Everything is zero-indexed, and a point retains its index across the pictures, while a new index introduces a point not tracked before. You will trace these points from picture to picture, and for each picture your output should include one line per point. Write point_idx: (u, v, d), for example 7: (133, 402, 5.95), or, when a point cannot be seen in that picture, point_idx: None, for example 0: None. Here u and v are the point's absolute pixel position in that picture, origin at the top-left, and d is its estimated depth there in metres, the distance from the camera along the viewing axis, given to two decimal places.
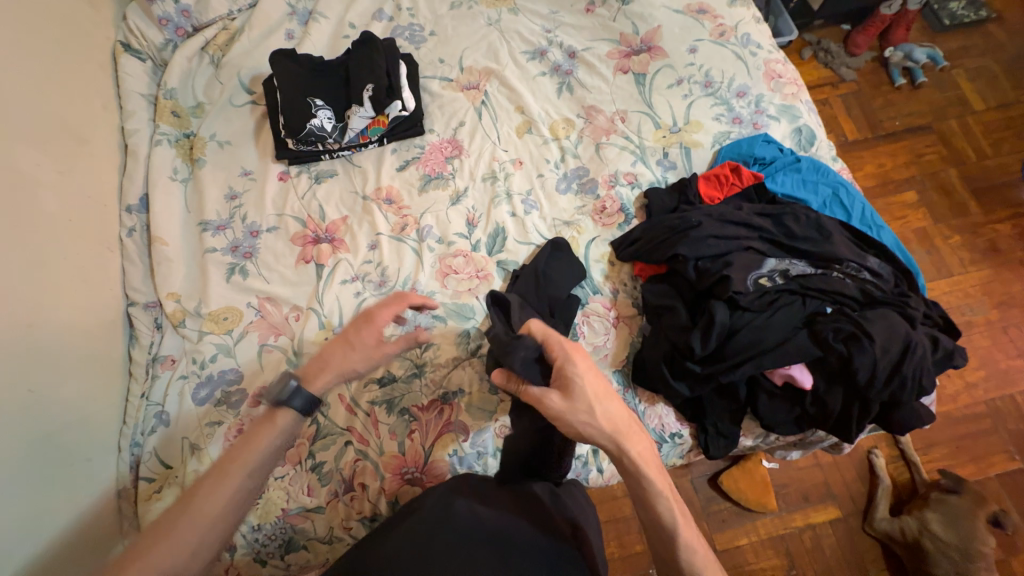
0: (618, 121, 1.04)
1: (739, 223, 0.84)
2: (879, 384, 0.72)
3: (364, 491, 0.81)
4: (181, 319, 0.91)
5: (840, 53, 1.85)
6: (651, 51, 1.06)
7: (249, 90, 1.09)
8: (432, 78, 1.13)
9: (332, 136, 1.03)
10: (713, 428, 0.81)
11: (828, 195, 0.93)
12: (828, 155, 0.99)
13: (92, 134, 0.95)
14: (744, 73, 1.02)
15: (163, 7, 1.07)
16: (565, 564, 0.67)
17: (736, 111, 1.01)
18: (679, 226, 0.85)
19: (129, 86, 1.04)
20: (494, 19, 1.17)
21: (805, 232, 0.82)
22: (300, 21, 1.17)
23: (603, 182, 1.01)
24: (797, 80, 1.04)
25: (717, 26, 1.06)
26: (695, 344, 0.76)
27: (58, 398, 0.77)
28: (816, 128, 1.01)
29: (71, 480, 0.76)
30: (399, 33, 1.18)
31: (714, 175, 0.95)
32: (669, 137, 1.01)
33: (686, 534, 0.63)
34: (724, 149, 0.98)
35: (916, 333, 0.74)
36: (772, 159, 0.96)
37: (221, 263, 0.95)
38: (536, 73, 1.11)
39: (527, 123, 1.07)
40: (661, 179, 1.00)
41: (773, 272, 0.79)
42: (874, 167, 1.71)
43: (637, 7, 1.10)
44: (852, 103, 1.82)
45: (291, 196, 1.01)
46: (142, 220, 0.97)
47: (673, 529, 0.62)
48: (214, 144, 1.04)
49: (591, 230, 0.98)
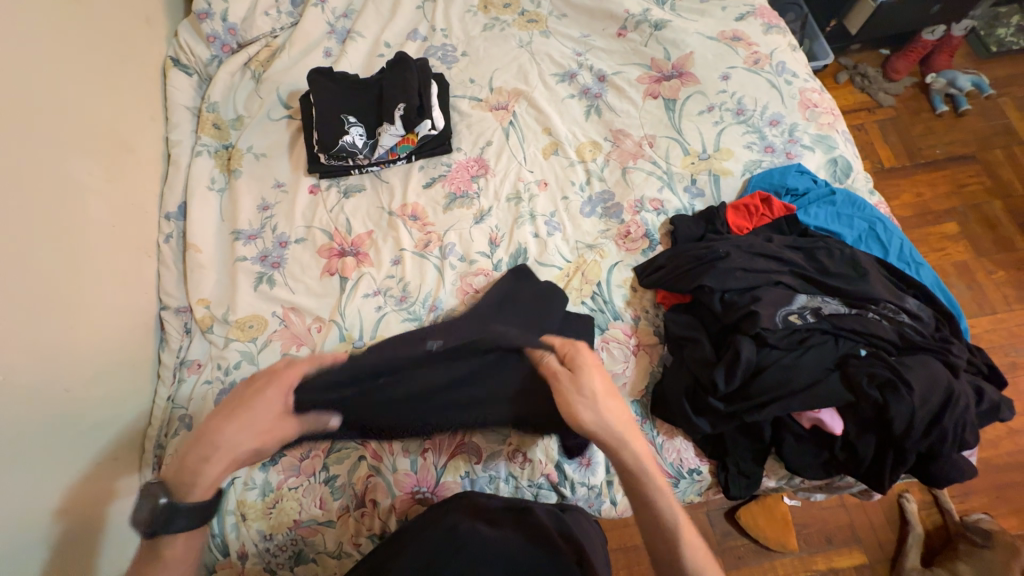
0: (646, 146, 1.03)
1: (769, 256, 0.81)
2: (916, 434, 0.68)
3: (375, 508, 0.81)
4: (209, 325, 0.94)
5: (877, 78, 1.81)
6: (682, 77, 1.05)
7: (286, 105, 1.13)
8: (462, 97, 1.15)
9: (362, 152, 1.05)
10: (734, 467, 0.78)
11: (864, 229, 0.91)
12: (864, 188, 0.96)
13: (139, 144, 1.00)
14: (778, 102, 1.00)
15: (212, 25, 1.13)
16: None
17: (769, 139, 0.99)
18: (706, 256, 0.84)
19: (176, 99, 1.10)
20: (526, 42, 1.19)
21: (839, 268, 0.79)
22: (338, 40, 1.21)
23: (628, 207, 1.00)
24: (834, 109, 1.01)
25: (752, 53, 1.04)
26: (718, 380, 0.74)
27: (89, 399, 0.79)
28: (852, 159, 0.99)
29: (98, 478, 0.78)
30: (432, 52, 1.21)
31: (743, 206, 0.93)
32: (697, 164, 1.00)
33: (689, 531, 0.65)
34: (755, 178, 0.96)
35: (958, 383, 0.70)
36: (806, 191, 0.94)
37: (251, 271, 0.98)
38: (565, 96, 1.12)
39: (554, 145, 1.08)
40: (688, 206, 0.98)
41: (804, 309, 0.75)
42: (911, 195, 1.65)
43: (670, 32, 1.09)
44: (889, 130, 1.76)
45: (320, 209, 1.03)
46: (179, 228, 1.01)
47: (674, 525, 0.65)
48: (250, 156, 1.08)
49: (614, 254, 0.97)
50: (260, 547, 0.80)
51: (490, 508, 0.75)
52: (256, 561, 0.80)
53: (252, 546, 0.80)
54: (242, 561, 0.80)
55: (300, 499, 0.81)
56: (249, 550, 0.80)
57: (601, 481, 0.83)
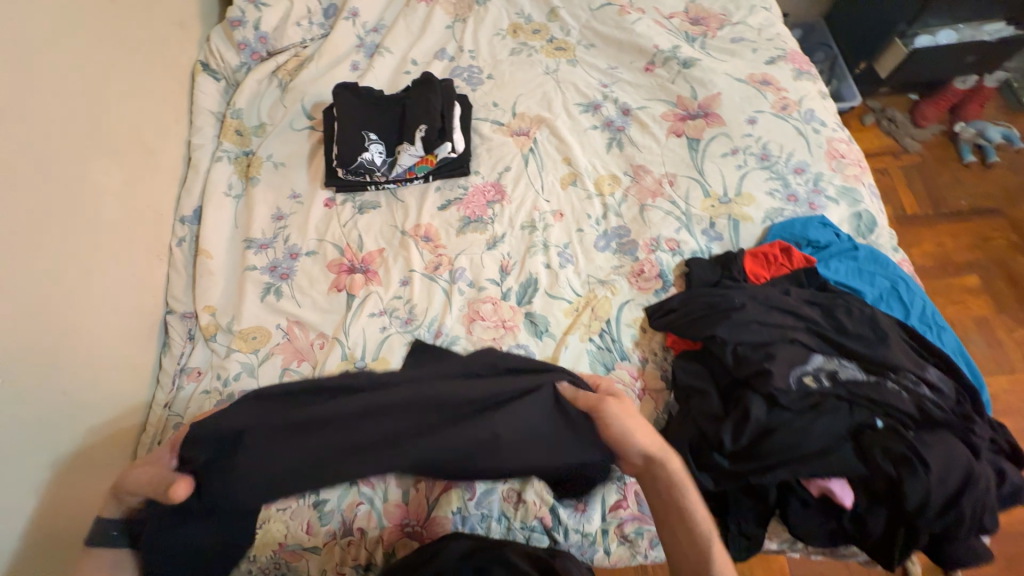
0: (666, 184, 1.02)
1: (785, 310, 0.79)
2: (931, 514, 0.64)
3: (362, 538, 0.79)
4: (213, 333, 0.93)
5: (905, 123, 1.79)
6: (708, 117, 1.04)
7: (309, 116, 1.14)
8: (484, 120, 1.14)
9: (380, 170, 1.05)
10: (735, 527, 0.75)
11: (886, 287, 0.88)
12: (889, 245, 0.93)
13: (161, 146, 1.01)
14: (804, 150, 0.98)
15: (243, 33, 1.14)
16: None
17: (793, 188, 0.97)
18: (719, 305, 0.81)
19: (202, 104, 1.11)
20: (552, 69, 1.18)
21: (858, 328, 0.76)
22: (366, 54, 1.23)
23: (643, 245, 0.98)
24: (861, 161, 0.99)
25: (780, 99, 1.03)
26: (724, 437, 0.71)
27: (86, 402, 0.79)
28: (877, 214, 0.96)
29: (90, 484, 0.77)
30: (458, 73, 1.21)
31: (761, 254, 0.91)
32: (717, 207, 0.98)
33: (716, 544, 0.67)
34: (775, 226, 0.94)
35: (979, 464, 0.66)
36: (827, 243, 0.91)
37: (259, 281, 0.97)
38: (587, 126, 1.11)
39: (572, 175, 1.07)
40: (705, 249, 0.96)
41: (819, 371, 0.72)
42: (934, 245, 1.61)
43: (698, 71, 1.08)
44: (914, 176, 1.74)
45: (334, 223, 1.03)
46: (192, 231, 1.01)
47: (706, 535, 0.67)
48: (269, 165, 1.09)
49: (625, 292, 0.95)
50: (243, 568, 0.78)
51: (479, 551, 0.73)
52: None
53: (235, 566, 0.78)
54: None
55: (287, 522, 0.79)
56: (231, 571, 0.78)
57: (596, 528, 0.80)
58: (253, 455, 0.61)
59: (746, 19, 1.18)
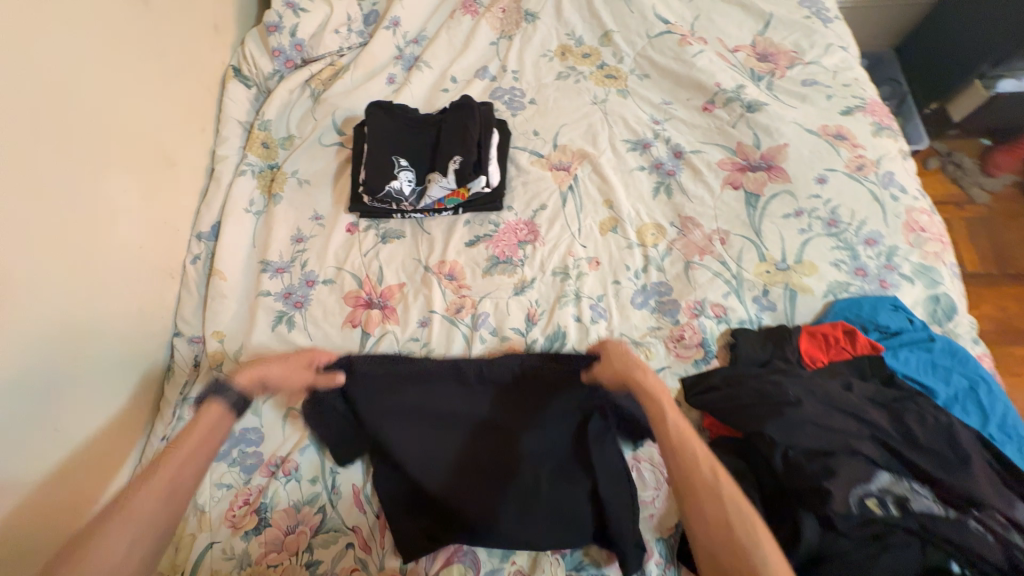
0: (717, 241, 0.92)
1: (849, 411, 0.69)
2: None
3: None
4: (219, 362, 0.88)
5: (973, 170, 1.64)
6: (770, 170, 0.94)
7: (339, 131, 1.08)
8: (522, 149, 1.07)
9: (408, 199, 0.98)
10: None
11: (963, 388, 0.77)
12: (968, 336, 0.83)
13: (184, 158, 0.97)
14: (878, 218, 0.88)
15: (279, 39, 1.08)
16: None
17: (862, 260, 0.86)
18: (772, 395, 0.72)
19: (230, 112, 1.06)
20: (601, 99, 1.10)
21: (932, 442, 0.66)
22: (404, 66, 1.16)
23: (685, 308, 0.89)
24: (943, 236, 0.88)
25: (856, 157, 0.92)
26: None
27: (81, 437, 0.74)
28: (957, 298, 0.85)
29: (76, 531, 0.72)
30: (499, 95, 1.13)
31: (820, 333, 0.81)
32: (773, 274, 0.88)
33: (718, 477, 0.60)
34: (838, 303, 0.84)
35: None
36: (898, 330, 0.81)
37: (272, 308, 0.92)
38: (634, 166, 1.02)
39: (613, 220, 0.98)
40: (754, 319, 0.87)
41: (885, 493, 0.63)
42: (994, 310, 1.49)
43: (764, 117, 0.98)
44: (979, 230, 1.60)
45: (354, 251, 0.97)
46: (208, 249, 0.97)
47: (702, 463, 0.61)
48: (294, 181, 1.03)
49: (661, 358, 0.87)
50: None
51: None
52: None
53: None
54: None
55: None
56: None
57: None
58: (368, 373, 0.84)
59: (820, 59, 1.07)
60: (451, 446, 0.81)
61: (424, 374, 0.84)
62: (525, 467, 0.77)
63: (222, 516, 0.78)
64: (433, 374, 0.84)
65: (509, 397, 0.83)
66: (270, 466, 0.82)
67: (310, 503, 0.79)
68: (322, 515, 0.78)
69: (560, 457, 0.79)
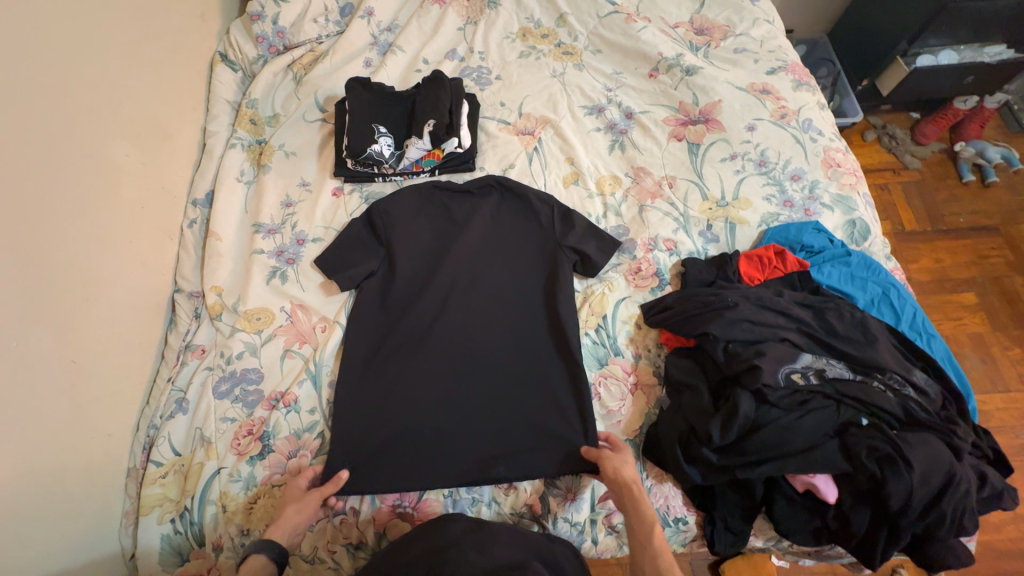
0: (666, 186, 1.05)
1: (778, 310, 0.81)
2: (914, 514, 0.67)
3: (355, 517, 0.81)
4: (218, 313, 0.96)
5: (905, 139, 1.82)
6: (708, 123, 1.07)
7: (322, 108, 1.17)
8: (491, 119, 1.17)
9: (389, 162, 1.08)
10: (722, 522, 0.77)
11: (877, 294, 0.89)
12: (881, 253, 0.96)
13: (178, 132, 1.05)
14: (801, 158, 1.01)
15: (262, 27, 1.17)
16: (531, 545, 0.72)
17: (789, 194, 1.00)
18: (714, 303, 0.83)
19: (219, 93, 1.15)
20: (559, 72, 1.22)
21: (848, 331, 0.79)
22: (379, 51, 1.26)
23: (641, 244, 1.00)
24: (857, 171, 1.02)
25: (780, 108, 1.06)
26: (713, 432, 0.73)
27: (92, 373, 0.80)
28: (871, 223, 0.98)
29: (104, 436, 0.82)
30: (467, 73, 1.24)
31: (756, 256, 0.93)
32: (715, 210, 1.01)
33: None
34: (771, 230, 0.97)
35: (961, 466, 0.69)
36: (821, 249, 0.93)
37: (265, 265, 1.00)
38: (591, 128, 1.14)
39: (575, 175, 1.09)
40: (701, 250, 0.99)
41: (807, 369, 0.76)
42: (929, 262, 1.65)
43: (701, 78, 1.11)
44: (913, 193, 1.77)
45: (341, 211, 1.06)
46: (204, 214, 1.05)
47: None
48: (281, 153, 1.12)
49: (622, 289, 0.97)
50: (237, 542, 0.79)
51: (456, 529, 0.72)
52: (229, 555, 0.79)
53: (229, 539, 0.79)
54: (218, 553, 0.79)
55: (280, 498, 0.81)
56: (225, 543, 0.79)
57: (585, 518, 0.82)
58: (396, 201, 1.04)
59: (748, 31, 1.21)
60: (449, 271, 0.99)
61: (441, 200, 1.05)
62: (499, 287, 0.98)
63: (228, 444, 0.84)
64: (447, 201, 1.05)
65: (495, 224, 1.04)
66: (270, 400, 0.88)
67: (309, 430, 0.86)
68: (321, 440, 0.86)
69: (531, 274, 0.99)
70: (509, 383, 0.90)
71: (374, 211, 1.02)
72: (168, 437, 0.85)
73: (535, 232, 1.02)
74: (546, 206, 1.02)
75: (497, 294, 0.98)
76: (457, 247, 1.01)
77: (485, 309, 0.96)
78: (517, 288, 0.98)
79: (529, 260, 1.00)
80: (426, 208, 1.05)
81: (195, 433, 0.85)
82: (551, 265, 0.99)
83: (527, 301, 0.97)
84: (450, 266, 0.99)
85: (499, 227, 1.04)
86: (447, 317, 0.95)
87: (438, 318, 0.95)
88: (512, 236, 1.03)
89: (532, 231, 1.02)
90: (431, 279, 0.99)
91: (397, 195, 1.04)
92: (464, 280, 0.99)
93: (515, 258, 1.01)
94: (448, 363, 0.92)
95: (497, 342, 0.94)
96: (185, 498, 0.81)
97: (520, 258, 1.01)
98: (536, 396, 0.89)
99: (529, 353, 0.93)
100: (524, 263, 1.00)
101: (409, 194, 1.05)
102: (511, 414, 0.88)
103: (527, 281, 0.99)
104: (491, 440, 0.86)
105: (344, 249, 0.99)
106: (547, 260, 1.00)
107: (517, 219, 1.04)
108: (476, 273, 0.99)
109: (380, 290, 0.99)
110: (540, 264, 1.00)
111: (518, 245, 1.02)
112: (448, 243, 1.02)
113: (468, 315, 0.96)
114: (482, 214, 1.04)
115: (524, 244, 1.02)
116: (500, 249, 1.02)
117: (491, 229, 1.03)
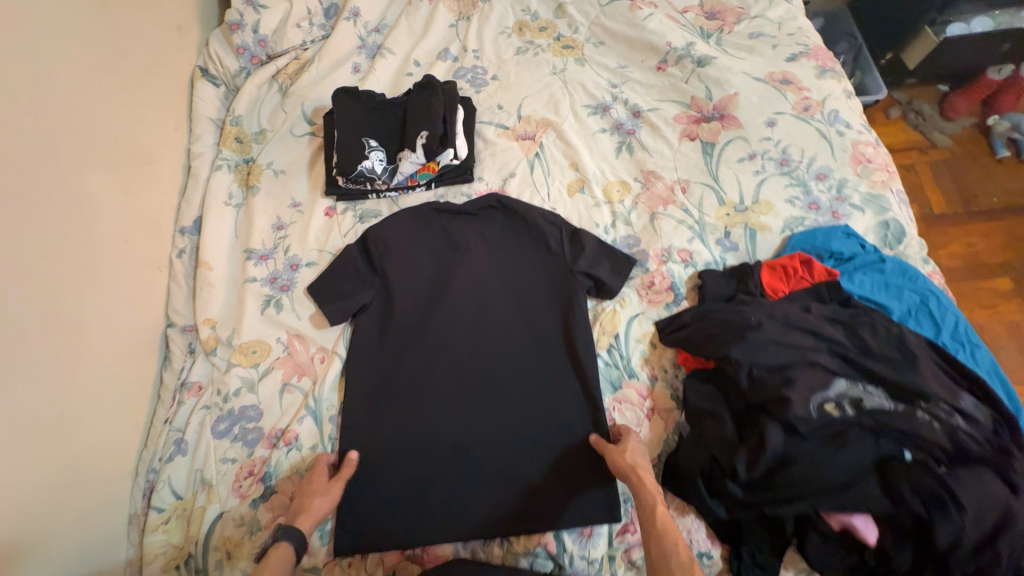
0: (678, 191, 0.97)
1: (806, 329, 0.74)
2: (964, 555, 0.61)
3: (363, 560, 0.79)
4: (213, 347, 0.92)
5: (933, 116, 1.69)
6: (723, 119, 0.99)
7: (310, 121, 1.11)
8: (488, 124, 1.10)
9: (381, 178, 1.02)
10: (749, 557, 0.71)
11: (915, 303, 0.82)
12: (918, 256, 0.87)
13: (161, 157, 1.00)
14: (827, 154, 0.93)
15: (242, 37, 1.10)
16: None
17: (814, 195, 0.92)
18: (735, 322, 0.77)
19: (201, 111, 1.09)
20: (560, 69, 1.13)
21: (883, 350, 0.72)
22: (368, 55, 1.18)
23: (654, 256, 0.93)
24: (889, 165, 0.93)
25: (802, 99, 0.97)
26: (738, 465, 0.69)
27: (85, 422, 0.78)
28: (907, 223, 0.90)
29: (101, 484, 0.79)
30: (461, 75, 1.16)
31: (780, 266, 0.86)
32: (733, 216, 0.93)
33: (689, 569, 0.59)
34: (795, 236, 0.89)
35: (1019, 502, 0.63)
36: (852, 255, 0.86)
37: (259, 293, 0.95)
38: (596, 129, 1.06)
39: (580, 181, 1.02)
40: (719, 260, 0.92)
41: (841, 397, 0.69)
42: (961, 248, 1.54)
43: (714, 70, 1.03)
44: (944, 174, 1.65)
45: (335, 232, 1.01)
46: (193, 242, 1.00)
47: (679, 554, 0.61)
48: (270, 172, 1.07)
49: (634, 306, 0.91)
50: None
51: None
52: None
53: None
54: None
55: None
56: None
57: (602, 555, 0.77)
58: (393, 222, 0.98)
59: (765, 12, 1.10)
60: (452, 294, 0.94)
61: (440, 217, 0.99)
62: (503, 309, 0.93)
63: (229, 487, 0.81)
64: (447, 220, 0.99)
65: (497, 240, 0.98)
66: (271, 438, 0.85)
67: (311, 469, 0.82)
68: None
69: (537, 294, 0.93)
70: (517, 412, 0.86)
71: (370, 235, 0.97)
72: (169, 481, 0.83)
73: (541, 249, 0.96)
74: (549, 220, 0.96)
75: (502, 317, 0.92)
76: (460, 267, 0.96)
77: (490, 333, 0.91)
78: (523, 309, 0.93)
79: (535, 278, 0.94)
80: (424, 227, 0.99)
81: (195, 476, 0.83)
82: (558, 283, 0.93)
83: (534, 323, 0.91)
84: (453, 290, 0.94)
85: (503, 245, 0.97)
86: (451, 344, 0.91)
87: (442, 345, 0.91)
88: (517, 255, 0.96)
89: (538, 248, 0.96)
90: (433, 303, 0.94)
91: (394, 216, 0.99)
92: (468, 304, 0.93)
93: (521, 277, 0.95)
94: (454, 393, 0.87)
95: (503, 368, 0.89)
96: (189, 547, 0.79)
97: (526, 277, 0.94)
98: (546, 425, 0.84)
99: (538, 380, 0.88)
100: (530, 282, 0.94)
101: (406, 215, 0.99)
102: (520, 446, 0.84)
103: (533, 301, 0.93)
104: (500, 474, 0.82)
105: (340, 275, 0.94)
106: (554, 280, 0.93)
107: (521, 237, 0.97)
108: (480, 294, 0.94)
109: (379, 317, 0.94)
110: (547, 283, 0.93)
111: (523, 263, 0.96)
112: (449, 263, 0.97)
113: (472, 340, 0.91)
114: (484, 233, 0.98)
115: (530, 262, 0.95)
116: (505, 269, 0.96)
117: (493, 246, 0.97)
